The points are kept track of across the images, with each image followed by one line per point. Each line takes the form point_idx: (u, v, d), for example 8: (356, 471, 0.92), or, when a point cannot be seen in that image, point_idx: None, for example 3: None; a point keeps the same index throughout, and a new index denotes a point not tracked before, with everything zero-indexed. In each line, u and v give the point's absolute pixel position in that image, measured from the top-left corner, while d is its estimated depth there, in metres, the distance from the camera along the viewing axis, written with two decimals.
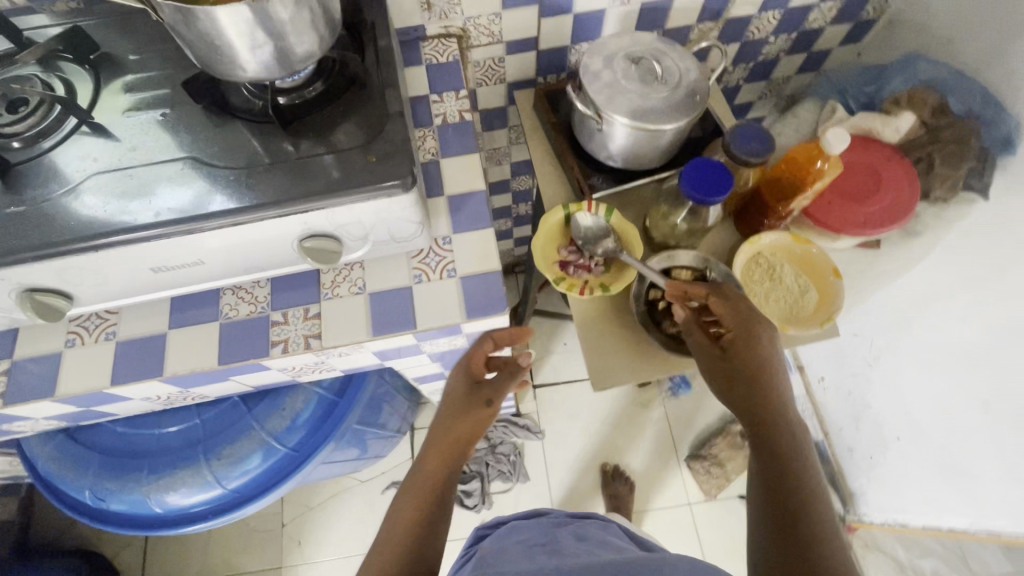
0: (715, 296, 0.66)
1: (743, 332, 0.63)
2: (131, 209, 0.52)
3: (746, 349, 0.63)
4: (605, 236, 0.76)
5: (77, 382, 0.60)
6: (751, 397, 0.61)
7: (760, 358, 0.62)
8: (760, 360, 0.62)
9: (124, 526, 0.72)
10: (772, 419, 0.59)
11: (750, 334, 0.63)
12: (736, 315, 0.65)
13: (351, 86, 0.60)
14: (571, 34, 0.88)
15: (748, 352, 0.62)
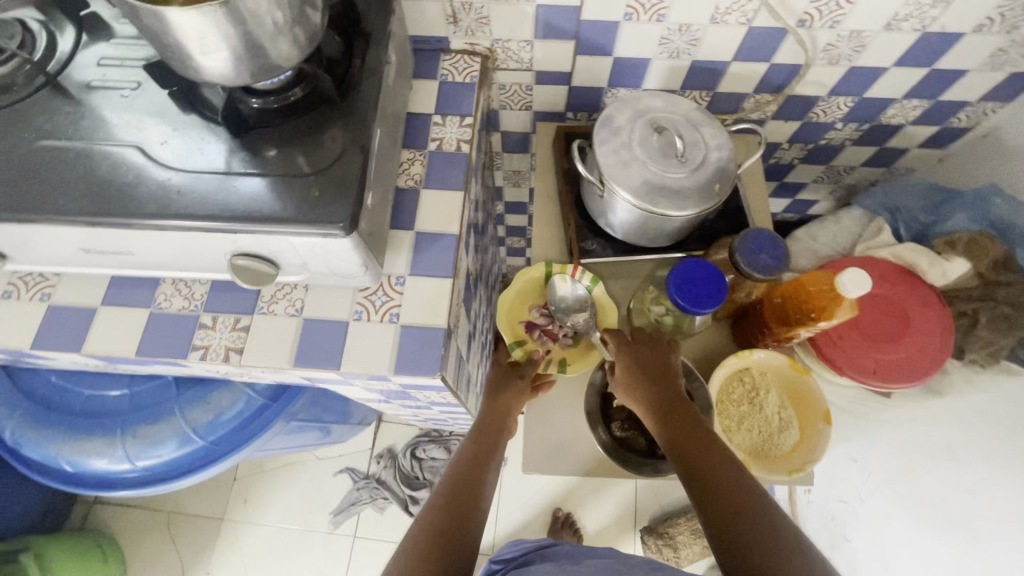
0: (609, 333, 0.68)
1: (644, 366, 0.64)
2: (64, 188, 0.50)
3: (648, 383, 0.62)
4: (580, 309, 0.71)
5: (3, 335, 0.60)
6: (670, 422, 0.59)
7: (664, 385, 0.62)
8: (668, 386, 0.62)
9: (36, 475, 0.72)
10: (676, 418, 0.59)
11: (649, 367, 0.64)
12: (634, 349, 0.65)
13: (326, 102, 0.55)
14: (608, 77, 0.80)
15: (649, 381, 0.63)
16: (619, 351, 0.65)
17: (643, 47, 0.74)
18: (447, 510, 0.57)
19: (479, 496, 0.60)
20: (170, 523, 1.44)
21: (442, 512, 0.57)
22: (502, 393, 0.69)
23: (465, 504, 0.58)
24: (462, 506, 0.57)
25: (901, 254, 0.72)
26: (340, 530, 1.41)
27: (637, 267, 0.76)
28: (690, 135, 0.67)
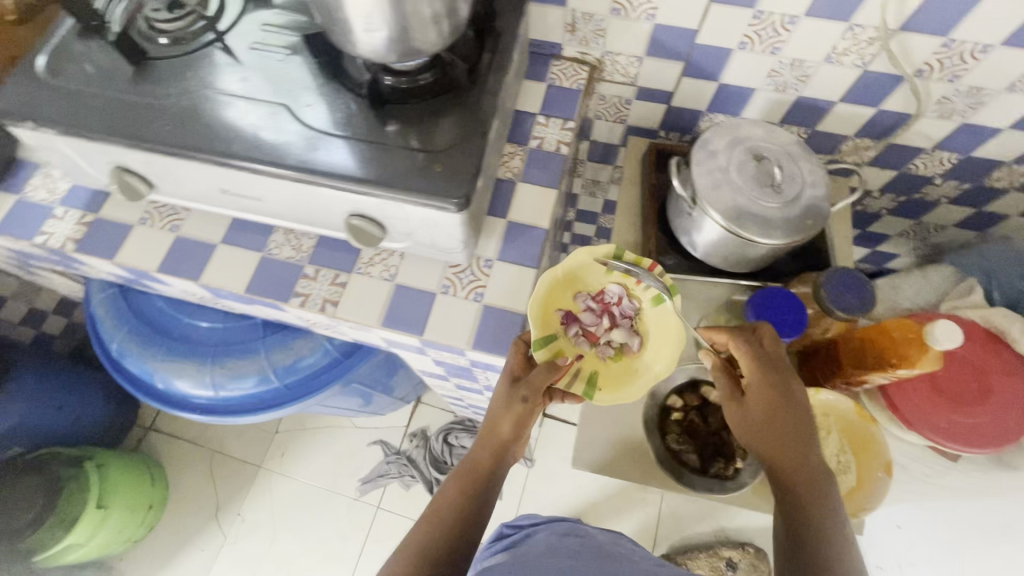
0: (738, 344, 0.61)
1: (777, 385, 0.59)
2: (219, 132, 0.56)
3: (778, 403, 0.58)
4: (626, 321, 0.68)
5: (134, 255, 0.67)
6: (786, 444, 0.57)
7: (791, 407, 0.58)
8: (794, 406, 0.58)
9: (129, 386, 0.79)
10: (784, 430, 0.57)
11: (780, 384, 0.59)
12: (768, 364, 0.59)
13: (453, 89, 0.59)
14: (709, 102, 0.82)
15: (779, 400, 0.58)
16: (753, 364, 0.59)
17: (751, 77, 0.75)
18: (440, 537, 0.56)
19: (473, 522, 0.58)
20: (212, 462, 1.53)
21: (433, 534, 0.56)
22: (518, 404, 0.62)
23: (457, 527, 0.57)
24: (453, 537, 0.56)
25: (988, 318, 0.70)
26: (365, 498, 1.47)
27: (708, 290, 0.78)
28: (788, 168, 0.68)
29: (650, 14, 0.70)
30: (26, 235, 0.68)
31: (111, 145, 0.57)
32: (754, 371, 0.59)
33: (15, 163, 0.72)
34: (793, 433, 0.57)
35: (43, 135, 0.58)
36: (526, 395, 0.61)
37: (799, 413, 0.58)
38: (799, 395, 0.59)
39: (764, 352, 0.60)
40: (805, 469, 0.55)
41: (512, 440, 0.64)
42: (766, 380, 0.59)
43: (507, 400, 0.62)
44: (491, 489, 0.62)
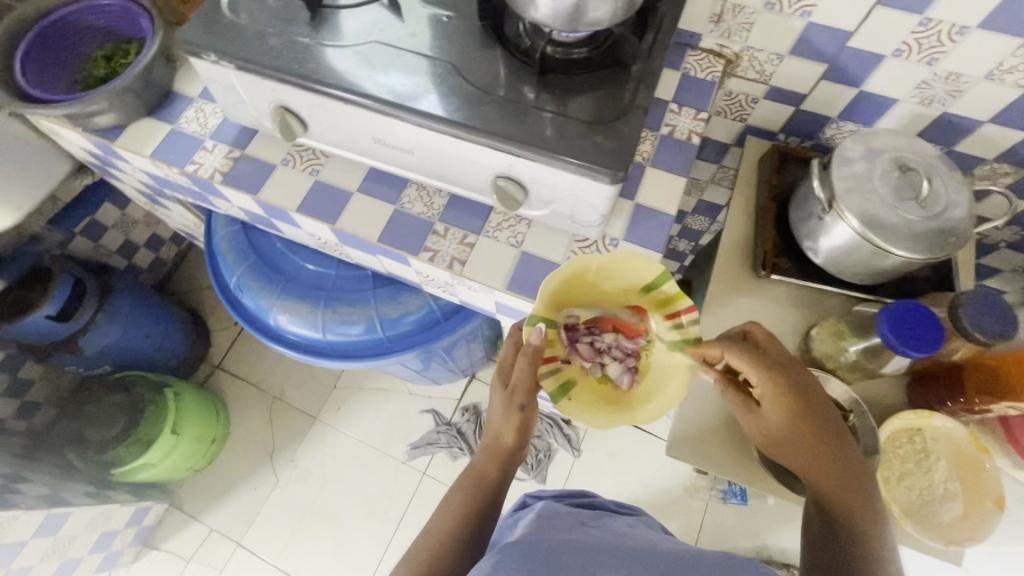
0: (732, 351, 0.59)
1: (785, 391, 0.58)
2: (386, 81, 0.58)
3: (789, 410, 0.58)
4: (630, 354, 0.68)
5: (276, 193, 0.71)
6: (807, 448, 0.58)
7: (807, 412, 0.58)
8: (811, 409, 0.58)
9: (241, 319, 0.84)
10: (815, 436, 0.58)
11: (789, 388, 0.58)
12: (772, 369, 0.58)
13: (614, 65, 0.60)
14: (842, 109, 0.80)
15: (789, 405, 0.58)
16: (758, 374, 0.58)
17: (897, 87, 0.73)
18: (459, 530, 0.62)
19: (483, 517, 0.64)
20: (272, 406, 1.57)
21: (454, 524, 0.63)
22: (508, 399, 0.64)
23: (471, 520, 0.63)
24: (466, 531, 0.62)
25: None
26: (413, 463, 1.50)
27: (817, 300, 0.77)
28: (933, 183, 0.66)
29: (807, 11, 0.69)
30: (179, 162, 0.73)
31: (283, 84, 0.60)
32: (761, 381, 0.58)
33: (172, 95, 0.77)
34: (812, 436, 0.58)
35: (221, 68, 0.62)
36: (522, 402, 0.63)
37: (817, 415, 0.58)
38: (812, 394, 0.59)
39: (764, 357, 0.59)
40: (828, 470, 0.57)
41: (517, 446, 0.66)
42: (774, 388, 0.58)
43: (504, 409, 0.64)
44: (500, 492, 0.66)
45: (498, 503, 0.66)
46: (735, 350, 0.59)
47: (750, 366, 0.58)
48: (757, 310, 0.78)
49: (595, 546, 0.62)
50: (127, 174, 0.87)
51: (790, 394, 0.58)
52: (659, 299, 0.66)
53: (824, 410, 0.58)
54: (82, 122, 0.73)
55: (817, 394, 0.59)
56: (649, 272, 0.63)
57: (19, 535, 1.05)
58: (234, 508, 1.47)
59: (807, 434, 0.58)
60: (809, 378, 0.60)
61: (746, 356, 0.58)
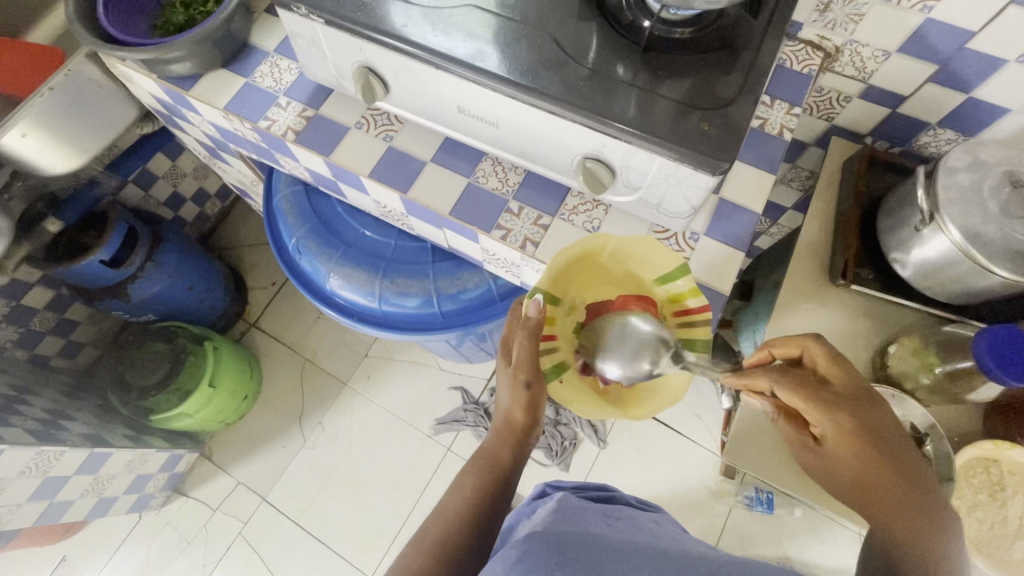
0: (779, 376, 0.54)
1: (844, 422, 0.50)
2: (479, 48, 0.56)
3: (854, 446, 0.50)
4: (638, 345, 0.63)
5: (349, 156, 0.69)
6: (877, 486, 0.49)
7: (874, 445, 0.49)
8: (879, 444, 0.50)
9: (296, 280, 0.83)
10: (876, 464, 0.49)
11: (853, 419, 0.50)
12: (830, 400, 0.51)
13: (723, 48, 0.56)
14: (945, 115, 0.75)
15: (852, 441, 0.50)
16: (807, 403, 0.52)
17: (1012, 95, 0.68)
18: (470, 515, 0.60)
19: (499, 500, 0.62)
20: (304, 369, 1.58)
21: (465, 508, 0.61)
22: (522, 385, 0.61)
23: (483, 505, 0.61)
24: (482, 516, 0.60)
25: None
26: (438, 437, 1.50)
27: (895, 316, 0.73)
28: None
29: (928, 6, 0.64)
30: (252, 117, 0.72)
31: (372, 44, 0.58)
32: (814, 410, 0.51)
33: (248, 47, 0.75)
34: (879, 472, 0.49)
35: (308, 22, 0.60)
36: (527, 379, 0.60)
37: (884, 452, 0.49)
38: (880, 428, 0.50)
39: (817, 386, 0.52)
40: (899, 508, 0.48)
41: (528, 427, 0.64)
42: (830, 421, 0.51)
43: (511, 386, 0.61)
44: (513, 474, 0.64)
45: (510, 486, 0.64)
46: (782, 374, 0.53)
47: (798, 393, 0.52)
48: (830, 320, 0.74)
49: (622, 544, 0.57)
50: (194, 125, 0.86)
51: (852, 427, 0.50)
52: (673, 294, 0.62)
53: (895, 445, 0.50)
54: (159, 68, 0.72)
55: (887, 427, 0.50)
56: (664, 262, 0.61)
57: (64, 471, 1.08)
58: (261, 465, 1.50)
59: (875, 473, 0.49)
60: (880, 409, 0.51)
61: (792, 381, 0.52)
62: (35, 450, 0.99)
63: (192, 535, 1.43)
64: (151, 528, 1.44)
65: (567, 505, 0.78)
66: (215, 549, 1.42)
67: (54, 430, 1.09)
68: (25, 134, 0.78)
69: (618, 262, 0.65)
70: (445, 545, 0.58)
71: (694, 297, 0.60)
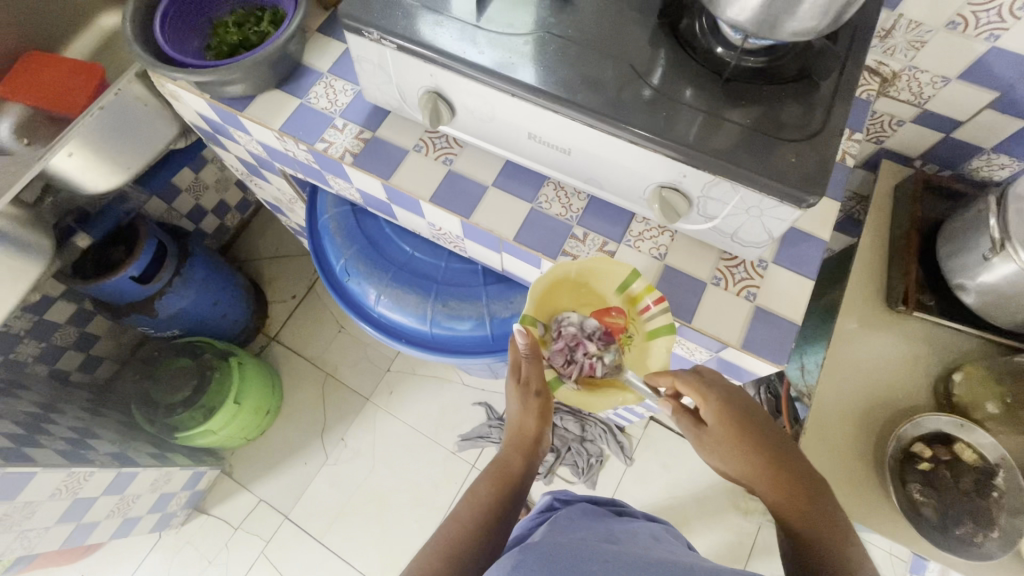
0: (679, 375, 0.58)
1: (734, 418, 0.56)
2: (556, 77, 0.55)
3: (744, 438, 0.55)
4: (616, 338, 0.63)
5: (409, 181, 0.68)
6: (777, 479, 0.54)
7: (756, 435, 0.55)
8: (767, 441, 0.56)
9: (344, 303, 0.82)
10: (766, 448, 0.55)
11: (736, 411, 0.56)
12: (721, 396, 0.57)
13: (803, 77, 0.55)
14: (1001, 141, 0.74)
15: (741, 435, 0.56)
16: (703, 399, 0.57)
17: None
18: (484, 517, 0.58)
19: (507, 510, 0.59)
20: (325, 383, 1.56)
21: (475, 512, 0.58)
22: (527, 402, 0.62)
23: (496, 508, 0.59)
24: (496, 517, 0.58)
25: None
26: (462, 454, 1.48)
27: (954, 342, 0.73)
28: None
29: (996, 35, 0.64)
30: (308, 139, 0.71)
31: (446, 70, 0.57)
32: (709, 403, 0.57)
33: (301, 68, 0.75)
34: (776, 464, 0.54)
35: (379, 47, 0.59)
36: (537, 389, 0.62)
37: (772, 445, 0.55)
38: (758, 419, 0.57)
39: (711, 386, 0.57)
40: (798, 496, 0.53)
41: (538, 438, 0.64)
42: (720, 416, 0.56)
43: (520, 400, 0.62)
44: (523, 485, 0.63)
45: (521, 497, 0.63)
46: (681, 374, 0.58)
47: (698, 393, 0.57)
48: (891, 346, 0.74)
49: (617, 552, 0.53)
50: (238, 143, 0.85)
51: (740, 424, 0.56)
52: (629, 296, 0.62)
53: (778, 438, 0.56)
54: (214, 89, 0.70)
55: (769, 424, 0.57)
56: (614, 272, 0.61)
57: (93, 492, 1.06)
58: (284, 481, 1.47)
59: (777, 467, 0.54)
60: (755, 405, 0.58)
61: (689, 377, 0.57)
62: (67, 472, 0.97)
63: (213, 554, 1.41)
64: (171, 546, 1.42)
65: (583, 514, 0.75)
66: (237, 568, 1.39)
67: (82, 449, 1.07)
68: (71, 153, 0.78)
69: (579, 282, 0.63)
70: (458, 547, 0.54)
71: (651, 294, 0.59)
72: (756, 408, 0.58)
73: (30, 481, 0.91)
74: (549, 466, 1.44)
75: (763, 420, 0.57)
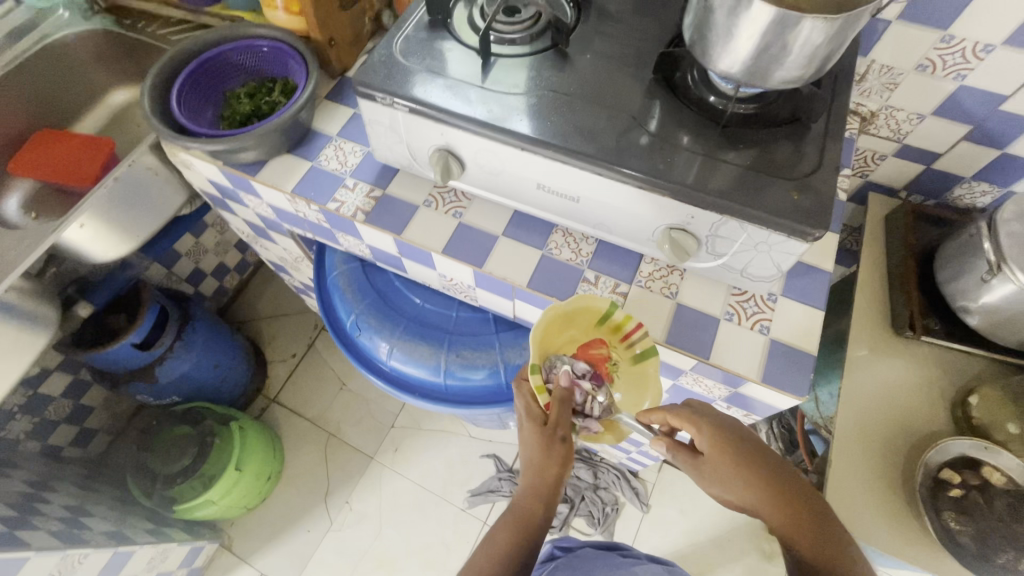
0: (668, 408, 0.57)
1: (731, 449, 0.55)
2: (563, 130, 0.58)
3: (744, 467, 0.54)
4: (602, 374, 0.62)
5: (420, 235, 0.70)
6: (781, 506, 0.52)
7: (755, 464, 0.54)
8: (769, 469, 0.54)
9: (355, 359, 0.81)
10: (767, 474, 0.54)
11: (732, 442, 0.55)
12: (716, 428, 0.56)
13: (794, 120, 0.59)
14: (979, 169, 0.78)
15: (738, 465, 0.54)
16: (698, 432, 0.55)
17: None
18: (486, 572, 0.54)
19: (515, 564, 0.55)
20: (328, 444, 1.51)
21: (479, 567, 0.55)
22: (543, 450, 0.58)
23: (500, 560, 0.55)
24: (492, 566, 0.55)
25: None
26: (473, 510, 1.42)
27: (965, 365, 0.74)
28: None
29: (962, 74, 0.69)
30: (320, 200, 0.72)
31: (456, 129, 0.60)
32: (699, 434, 0.55)
33: (311, 132, 0.78)
34: (777, 489, 0.53)
35: (391, 110, 0.62)
36: (563, 434, 0.58)
37: (772, 471, 0.54)
38: (755, 447, 0.55)
39: (707, 419, 0.56)
40: (808, 527, 0.51)
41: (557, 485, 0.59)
42: (717, 447, 0.55)
43: (542, 443, 0.58)
44: (536, 541, 0.58)
45: (534, 554, 0.58)
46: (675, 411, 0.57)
47: (694, 428, 0.56)
48: (902, 371, 0.75)
49: None
50: (247, 207, 0.87)
51: (738, 453, 0.55)
52: (612, 326, 0.62)
53: (777, 465, 0.55)
54: (227, 158, 0.73)
55: (765, 451, 0.56)
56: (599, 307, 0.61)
57: None
58: (287, 551, 1.40)
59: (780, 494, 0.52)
60: (749, 433, 0.56)
61: (682, 413, 0.56)
62: (61, 555, 0.92)
63: None
64: None
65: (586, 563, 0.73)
66: None
67: (77, 529, 1.02)
68: (82, 224, 0.80)
69: (568, 318, 0.62)
70: None
71: (631, 322, 0.61)
72: (751, 436, 0.56)
73: (22, 567, 0.86)
74: (565, 518, 1.39)
75: (761, 446, 0.56)
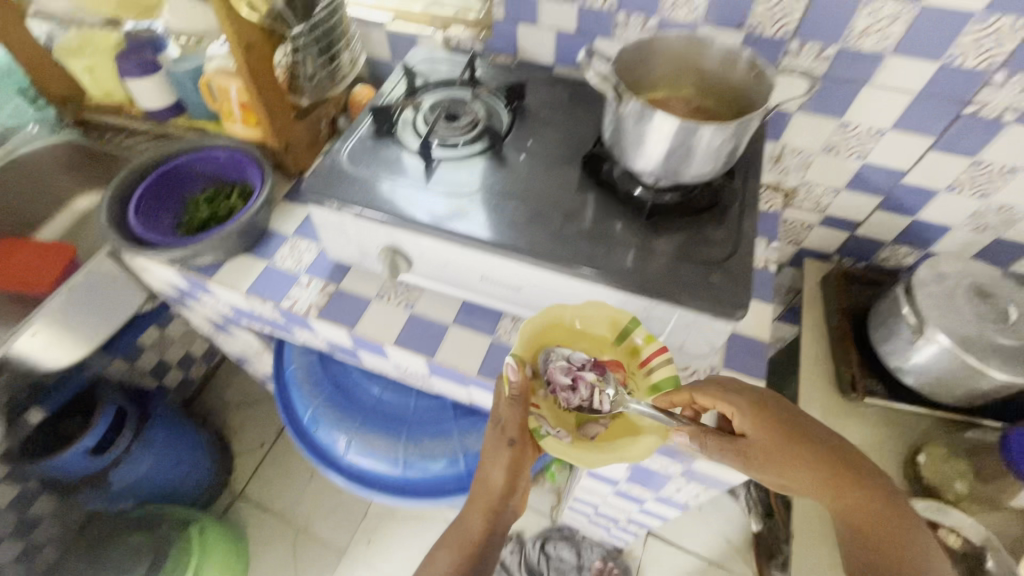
0: (696, 390, 0.58)
1: (772, 427, 0.54)
2: (500, 228, 0.62)
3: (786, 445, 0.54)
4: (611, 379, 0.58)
5: (373, 328, 0.71)
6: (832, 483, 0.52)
7: (799, 439, 0.54)
8: (815, 443, 0.54)
9: (314, 455, 0.80)
10: (813, 451, 0.53)
11: (772, 420, 0.55)
12: (752, 406, 0.56)
13: (713, 206, 0.64)
14: (897, 235, 0.85)
15: (784, 441, 0.54)
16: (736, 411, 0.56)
17: (948, 217, 0.79)
18: None
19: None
20: (296, 541, 1.43)
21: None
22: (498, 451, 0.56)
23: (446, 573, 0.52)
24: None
25: None
26: None
27: (913, 424, 0.77)
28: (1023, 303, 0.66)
29: (864, 154, 0.76)
30: (274, 298, 0.74)
31: (401, 230, 0.63)
32: (740, 414, 0.55)
33: (268, 232, 0.81)
34: (829, 461, 0.53)
35: (340, 214, 0.65)
36: (512, 437, 0.55)
37: (817, 445, 0.54)
38: (800, 420, 0.55)
39: (741, 398, 0.56)
40: (863, 501, 0.51)
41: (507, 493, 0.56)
42: (755, 423, 0.55)
43: (493, 449, 0.56)
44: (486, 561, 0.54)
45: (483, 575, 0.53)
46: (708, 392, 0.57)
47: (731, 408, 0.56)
48: (853, 432, 0.77)
49: None
50: (205, 305, 0.88)
51: (780, 428, 0.54)
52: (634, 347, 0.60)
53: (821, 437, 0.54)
54: (183, 262, 0.75)
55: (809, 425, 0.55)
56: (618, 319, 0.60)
57: None
58: None
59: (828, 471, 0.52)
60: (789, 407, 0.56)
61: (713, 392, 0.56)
62: None
63: None
64: None
65: None
66: None
67: None
68: (34, 332, 0.80)
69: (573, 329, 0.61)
70: None
71: (653, 342, 0.59)
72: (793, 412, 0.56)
73: None
74: None
75: (804, 422, 0.55)
